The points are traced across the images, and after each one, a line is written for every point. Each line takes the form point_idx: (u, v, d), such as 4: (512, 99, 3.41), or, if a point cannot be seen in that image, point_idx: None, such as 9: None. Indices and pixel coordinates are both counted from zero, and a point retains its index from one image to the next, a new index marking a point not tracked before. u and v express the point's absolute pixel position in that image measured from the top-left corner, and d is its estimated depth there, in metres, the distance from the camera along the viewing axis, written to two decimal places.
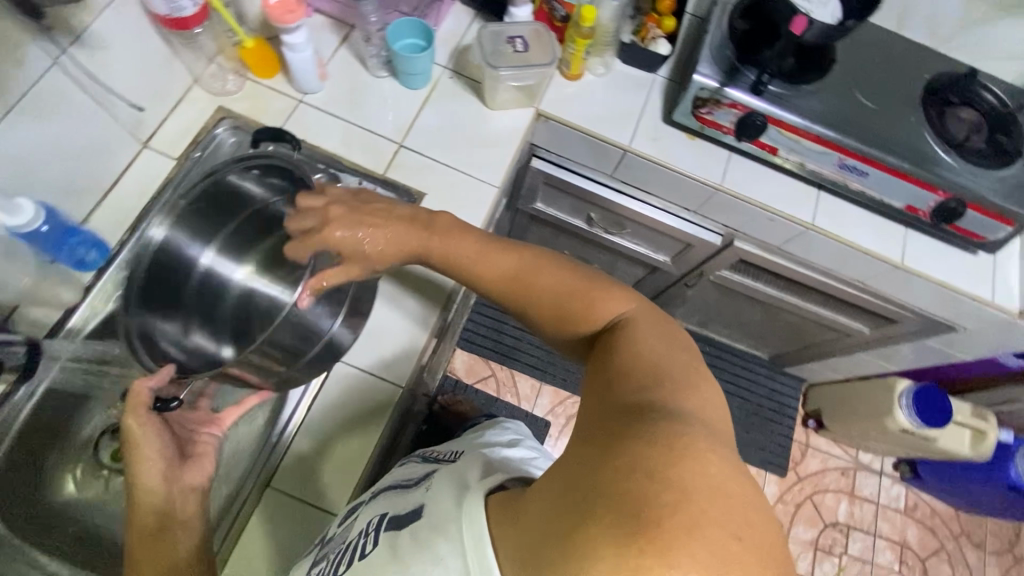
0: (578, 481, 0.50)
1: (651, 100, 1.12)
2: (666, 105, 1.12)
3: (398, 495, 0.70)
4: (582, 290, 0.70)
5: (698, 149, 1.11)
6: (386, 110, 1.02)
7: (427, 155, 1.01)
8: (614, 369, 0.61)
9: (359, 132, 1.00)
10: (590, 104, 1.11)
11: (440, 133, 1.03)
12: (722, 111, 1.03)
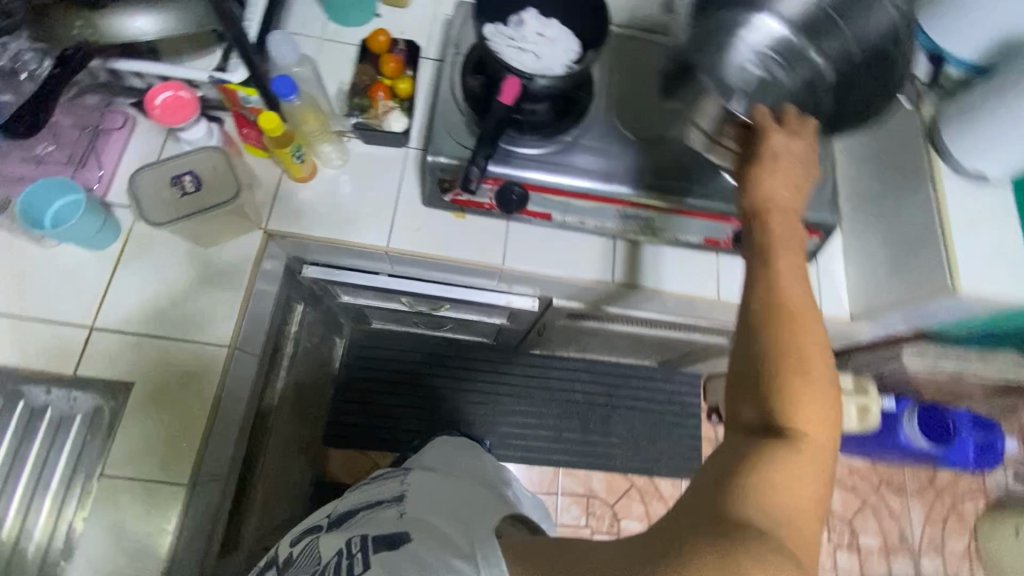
0: (691, 531, 0.47)
1: (403, 181, 0.95)
2: (422, 186, 0.95)
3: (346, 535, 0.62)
4: (790, 315, 0.56)
5: (469, 228, 0.96)
6: (66, 294, 0.83)
7: (127, 335, 0.83)
8: (777, 379, 0.54)
9: (37, 330, 0.82)
10: (325, 204, 0.93)
11: (144, 298, 0.84)
12: (479, 191, 0.89)
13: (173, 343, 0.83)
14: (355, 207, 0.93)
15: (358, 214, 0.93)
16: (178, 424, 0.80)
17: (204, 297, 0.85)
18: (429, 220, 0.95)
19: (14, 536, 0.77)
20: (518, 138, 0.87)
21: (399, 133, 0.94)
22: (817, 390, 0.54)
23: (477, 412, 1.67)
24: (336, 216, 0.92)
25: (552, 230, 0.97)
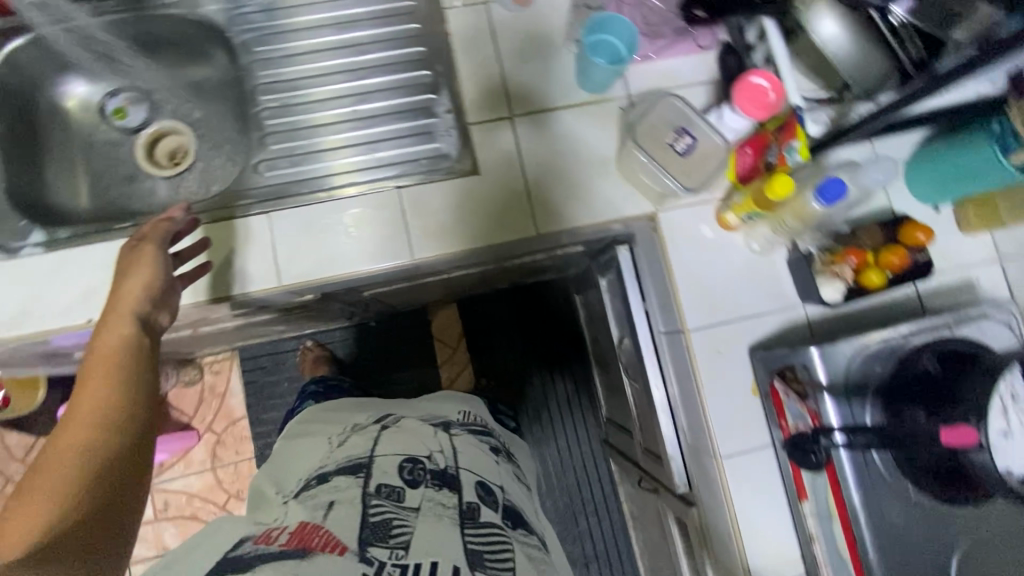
0: None
1: (769, 315, 0.93)
2: (772, 335, 0.92)
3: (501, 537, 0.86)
4: None
5: (749, 404, 0.91)
6: (535, 82, 0.95)
7: (524, 146, 0.93)
8: None
9: (495, 75, 0.94)
10: (707, 257, 0.94)
11: (559, 140, 0.94)
12: (796, 406, 0.84)
13: (531, 188, 0.93)
14: (724, 284, 0.93)
15: (717, 290, 0.93)
16: (467, 227, 0.91)
17: (576, 206, 0.93)
18: (744, 353, 0.92)
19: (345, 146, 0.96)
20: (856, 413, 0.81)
21: (822, 296, 0.89)
22: None
23: (529, 425, 1.77)
24: (705, 269, 0.93)
25: (776, 474, 0.90)
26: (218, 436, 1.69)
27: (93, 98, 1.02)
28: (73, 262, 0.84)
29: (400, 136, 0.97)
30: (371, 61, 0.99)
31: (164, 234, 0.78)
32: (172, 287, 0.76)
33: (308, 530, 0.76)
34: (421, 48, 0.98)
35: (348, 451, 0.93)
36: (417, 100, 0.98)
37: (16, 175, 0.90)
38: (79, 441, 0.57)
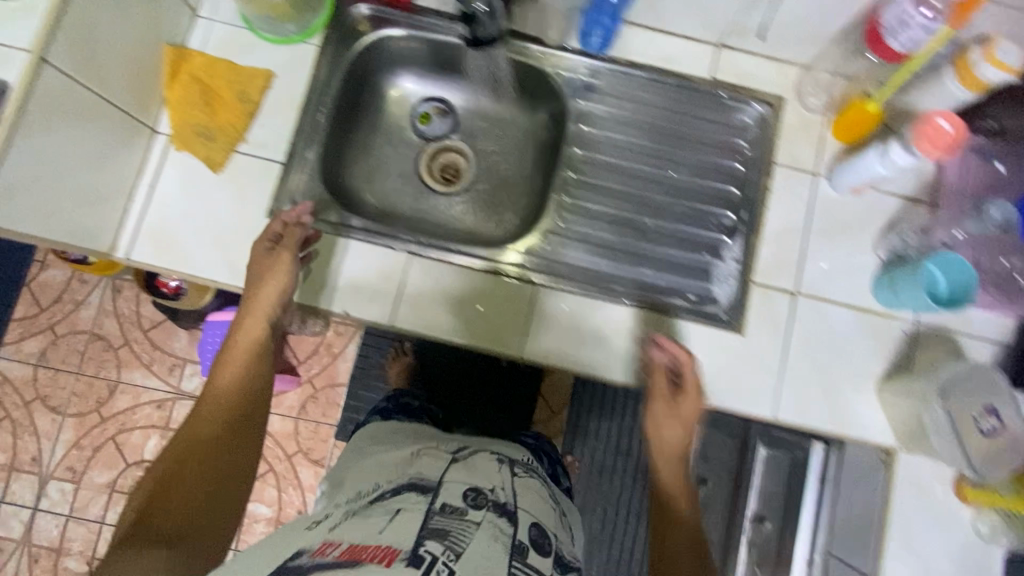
0: None
1: None
2: None
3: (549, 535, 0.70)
4: None
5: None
6: (832, 270, 0.92)
7: (796, 328, 0.90)
8: None
9: (797, 247, 0.92)
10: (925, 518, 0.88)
11: (832, 337, 0.91)
12: None
13: (787, 372, 0.89)
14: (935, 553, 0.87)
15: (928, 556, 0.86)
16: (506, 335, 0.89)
17: (824, 409, 0.89)
18: None
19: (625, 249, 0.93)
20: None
21: None
22: None
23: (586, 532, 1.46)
24: (922, 531, 0.87)
25: None
26: (314, 392, 1.73)
27: (412, 93, 1.04)
28: (359, 256, 0.89)
29: (681, 261, 0.93)
30: (682, 180, 0.95)
31: (272, 237, 0.82)
32: (273, 254, 0.82)
33: (355, 546, 0.56)
34: (734, 190, 0.94)
35: (438, 470, 0.73)
36: (711, 238, 0.93)
37: (330, 149, 0.94)
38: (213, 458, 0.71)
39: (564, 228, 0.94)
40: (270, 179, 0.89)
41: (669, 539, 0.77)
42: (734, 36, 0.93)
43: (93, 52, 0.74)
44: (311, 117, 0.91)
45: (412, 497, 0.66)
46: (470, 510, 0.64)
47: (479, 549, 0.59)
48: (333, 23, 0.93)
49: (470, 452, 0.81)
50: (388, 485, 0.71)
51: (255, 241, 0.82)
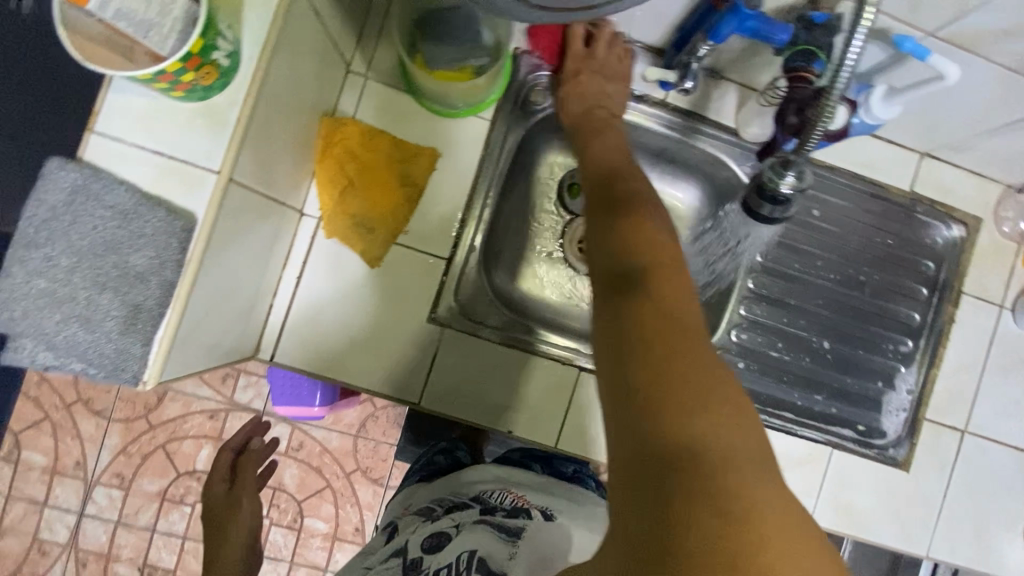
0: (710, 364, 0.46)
1: None
2: None
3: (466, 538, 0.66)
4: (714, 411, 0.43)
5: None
6: (1003, 409, 0.89)
7: (960, 467, 0.88)
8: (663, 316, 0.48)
9: (973, 382, 0.88)
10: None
11: (992, 477, 0.88)
12: None
13: (945, 512, 0.87)
14: None
15: None
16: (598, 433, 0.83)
17: (973, 552, 0.88)
18: None
19: (798, 376, 0.87)
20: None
21: None
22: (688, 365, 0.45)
23: None
24: None
25: None
26: (374, 410, 1.67)
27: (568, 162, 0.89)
28: (525, 371, 0.81)
29: (853, 389, 0.88)
30: (866, 300, 0.88)
31: (222, 475, 0.95)
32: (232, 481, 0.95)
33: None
34: (916, 315, 0.89)
35: (396, 539, 0.74)
36: (887, 365, 0.88)
37: (489, 237, 0.84)
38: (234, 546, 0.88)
39: (745, 347, 0.86)
40: (429, 278, 0.79)
41: (709, 421, 0.42)
42: (945, 149, 0.85)
43: (266, 153, 0.62)
44: (476, 207, 0.81)
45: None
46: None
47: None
48: (504, 91, 0.80)
49: (441, 503, 0.79)
50: (352, 570, 0.73)
51: (211, 487, 0.95)
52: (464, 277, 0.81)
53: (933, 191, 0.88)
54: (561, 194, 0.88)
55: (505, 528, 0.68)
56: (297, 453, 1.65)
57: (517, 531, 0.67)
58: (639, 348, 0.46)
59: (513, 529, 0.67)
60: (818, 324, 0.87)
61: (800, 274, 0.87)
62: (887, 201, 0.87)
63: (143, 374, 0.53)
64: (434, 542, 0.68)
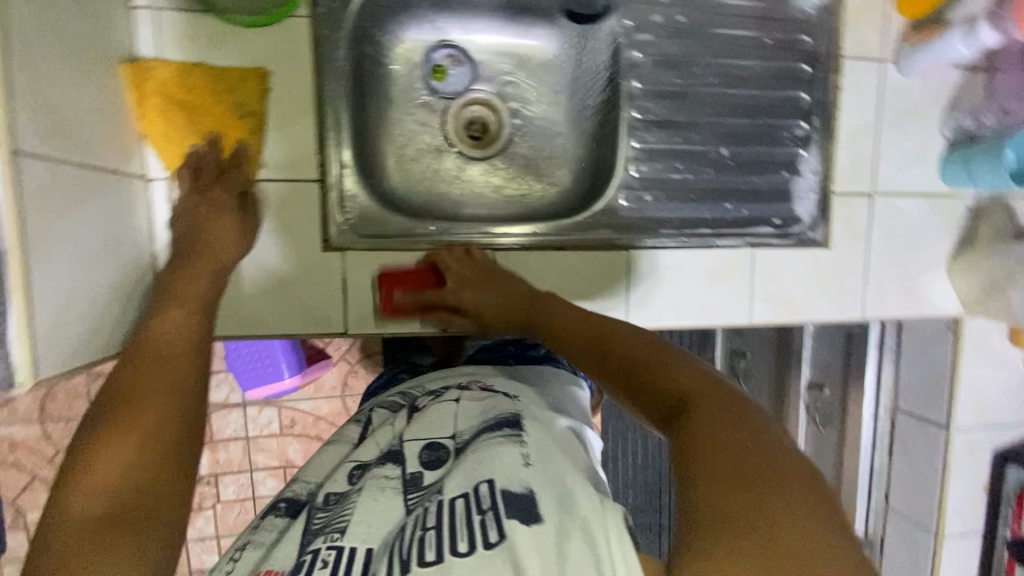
0: (656, 368, 0.55)
1: (1012, 428, 1.02)
2: (1012, 443, 1.03)
3: (483, 449, 0.64)
4: (762, 453, 0.44)
5: (977, 498, 1.03)
6: (904, 161, 0.90)
7: (877, 225, 0.91)
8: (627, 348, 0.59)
9: (871, 145, 0.89)
10: (986, 366, 1.00)
11: (908, 226, 0.92)
12: None
13: (871, 273, 0.92)
14: (991, 391, 1.01)
15: (986, 389, 1.00)
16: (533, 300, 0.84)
17: (900, 300, 0.94)
18: (988, 443, 1.02)
19: (704, 190, 0.87)
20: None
21: None
22: (682, 376, 0.53)
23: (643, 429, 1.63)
24: (982, 376, 1.00)
25: (974, 555, 1.04)
26: (352, 366, 1.66)
27: (418, 46, 0.87)
28: (441, 266, 0.80)
29: (762, 183, 0.88)
30: (752, 94, 0.87)
31: (206, 173, 0.70)
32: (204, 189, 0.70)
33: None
34: (804, 95, 0.88)
35: (382, 441, 0.75)
36: (788, 153, 0.88)
37: (360, 146, 0.80)
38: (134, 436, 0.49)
39: (647, 178, 0.86)
40: (311, 203, 0.76)
41: (732, 443, 0.45)
42: None
43: (54, 110, 0.55)
44: (331, 117, 0.76)
45: (339, 473, 0.72)
46: (349, 489, 0.68)
47: (367, 513, 0.61)
48: None
49: (427, 397, 0.82)
50: (338, 469, 0.73)
51: (189, 190, 0.70)
52: (346, 194, 0.77)
53: None
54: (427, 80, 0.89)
55: (503, 424, 0.69)
56: (293, 430, 1.67)
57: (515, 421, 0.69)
58: (650, 383, 0.55)
59: (510, 420, 0.69)
60: (712, 131, 0.87)
61: (682, 85, 0.85)
62: None
63: (14, 377, 0.50)
64: (432, 455, 0.70)
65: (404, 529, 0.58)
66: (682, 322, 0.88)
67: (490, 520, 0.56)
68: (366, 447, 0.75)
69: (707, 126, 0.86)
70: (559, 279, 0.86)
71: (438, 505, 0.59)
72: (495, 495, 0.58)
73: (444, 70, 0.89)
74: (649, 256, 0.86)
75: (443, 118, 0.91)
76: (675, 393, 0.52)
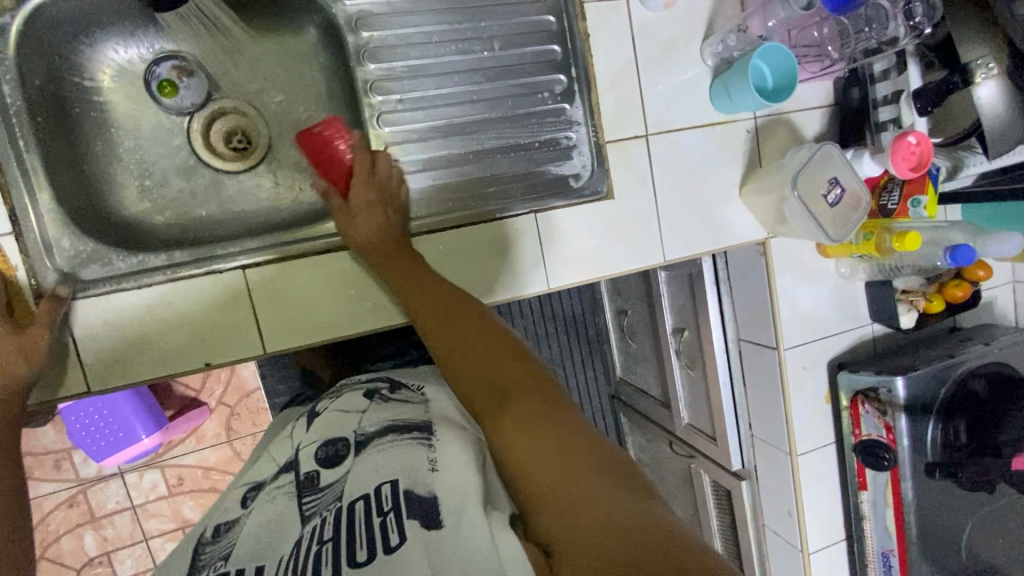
0: (487, 372, 0.61)
1: (841, 337, 1.04)
2: (844, 352, 1.05)
3: (388, 448, 0.58)
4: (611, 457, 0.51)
5: (820, 409, 1.06)
6: (673, 97, 0.89)
7: (657, 166, 0.90)
8: (454, 350, 0.65)
9: (634, 86, 0.88)
10: (804, 284, 1.01)
11: (690, 161, 0.91)
12: (873, 421, 0.99)
13: (664, 213, 0.91)
14: (815, 306, 1.02)
15: (810, 304, 1.02)
16: (306, 313, 0.77)
17: (699, 236, 0.93)
18: (821, 356, 1.04)
19: (472, 163, 0.84)
20: (938, 431, 0.96)
21: (897, 325, 1.01)
22: (517, 377, 0.59)
23: None
24: (803, 293, 1.01)
25: (831, 462, 1.07)
26: (231, 409, 1.51)
27: (133, 63, 0.79)
28: (184, 296, 0.73)
29: (532, 144, 0.86)
30: (502, 57, 0.84)
31: None
32: None
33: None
34: (556, 48, 0.85)
35: (282, 458, 0.66)
36: (551, 110, 0.86)
37: (67, 185, 0.72)
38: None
39: (408, 161, 0.82)
40: (10, 259, 0.68)
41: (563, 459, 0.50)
42: None
43: None
44: (12, 157, 0.68)
45: (230, 500, 0.62)
46: (242, 511, 0.57)
47: (257, 534, 0.51)
48: None
49: (327, 402, 0.75)
50: (228, 496, 0.63)
51: None
52: (51, 239, 0.69)
53: None
54: (153, 98, 0.81)
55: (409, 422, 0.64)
56: (182, 488, 1.51)
57: (427, 428, 0.62)
58: (495, 383, 0.59)
59: (416, 419, 0.64)
60: (465, 100, 0.83)
61: (422, 57, 0.81)
62: None
63: None
64: (328, 452, 0.63)
65: (297, 547, 0.48)
66: (480, 301, 0.84)
67: (392, 523, 0.48)
68: (264, 468, 0.66)
69: (459, 96, 0.83)
70: (335, 284, 0.78)
71: (336, 514, 0.51)
72: (398, 497, 0.51)
73: (171, 84, 0.81)
74: (427, 241, 0.82)
75: (184, 135, 0.82)
76: (502, 397, 0.57)
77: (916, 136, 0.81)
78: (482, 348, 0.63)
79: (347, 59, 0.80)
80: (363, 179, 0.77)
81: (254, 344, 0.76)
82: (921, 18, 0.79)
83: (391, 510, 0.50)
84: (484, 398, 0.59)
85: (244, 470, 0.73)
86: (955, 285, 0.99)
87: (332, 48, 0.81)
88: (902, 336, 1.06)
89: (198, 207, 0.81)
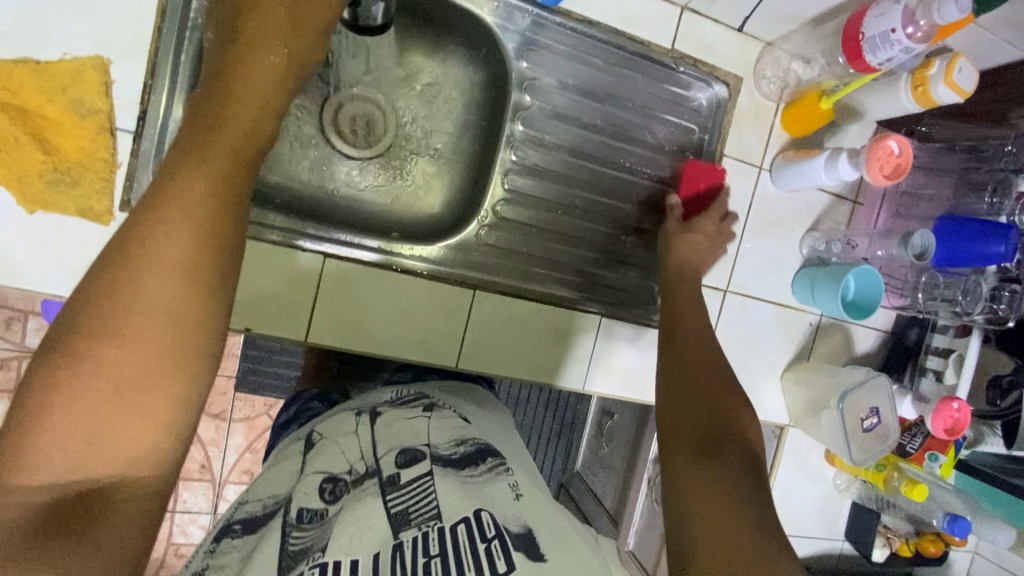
0: (683, 395, 0.70)
1: (813, 543, 1.06)
2: (811, 559, 1.06)
3: (477, 487, 0.63)
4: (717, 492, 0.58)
5: None
6: (759, 267, 0.93)
7: (722, 322, 0.93)
8: (698, 395, 0.70)
9: (734, 243, 0.92)
10: (800, 480, 1.03)
11: (751, 328, 0.95)
12: None
13: None
14: (802, 506, 1.04)
15: (799, 502, 1.03)
16: (361, 321, 0.77)
17: None
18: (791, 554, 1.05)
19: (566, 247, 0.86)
20: None
21: (868, 554, 1.03)
22: (714, 413, 0.67)
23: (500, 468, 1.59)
24: (796, 490, 1.03)
25: None
26: None
27: None
28: (253, 259, 0.72)
29: (624, 254, 0.89)
30: (631, 169, 0.88)
31: None
32: None
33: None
34: (682, 181, 0.89)
35: (352, 453, 0.69)
36: (654, 233, 0.90)
37: None
38: (166, 281, 0.44)
39: (512, 223, 0.84)
40: (117, 153, 0.67)
41: (703, 475, 0.60)
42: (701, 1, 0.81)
43: None
44: (168, 64, 0.67)
45: (306, 486, 0.64)
46: (328, 509, 0.62)
47: (350, 535, 0.56)
48: None
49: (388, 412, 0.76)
50: (303, 476, 0.66)
51: None
52: (165, 153, 0.69)
53: (695, 50, 0.85)
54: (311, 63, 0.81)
55: (478, 450, 0.71)
56: None
57: (495, 461, 0.70)
58: (696, 413, 0.68)
59: (492, 453, 0.71)
60: (587, 191, 0.86)
61: (567, 141, 0.84)
62: (646, 56, 0.84)
63: None
64: (408, 457, 0.67)
65: (400, 552, 0.55)
66: (521, 373, 0.85)
67: (496, 550, 0.55)
68: (332, 452, 0.70)
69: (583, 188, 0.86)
70: (400, 305, 0.78)
71: (437, 532, 0.57)
72: (500, 528, 0.58)
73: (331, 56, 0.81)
74: (499, 301, 0.82)
75: (319, 105, 0.83)
76: (701, 438, 0.65)
77: (961, 406, 0.85)
78: (703, 346, 0.75)
79: (504, 116, 0.82)
80: (704, 218, 0.85)
81: (300, 330, 0.75)
82: (1004, 308, 0.86)
83: (495, 540, 0.56)
84: (685, 413, 0.68)
85: (292, 450, 0.74)
86: (931, 541, 1.02)
87: (493, 96, 0.84)
88: (864, 563, 1.08)
89: (305, 174, 0.82)
